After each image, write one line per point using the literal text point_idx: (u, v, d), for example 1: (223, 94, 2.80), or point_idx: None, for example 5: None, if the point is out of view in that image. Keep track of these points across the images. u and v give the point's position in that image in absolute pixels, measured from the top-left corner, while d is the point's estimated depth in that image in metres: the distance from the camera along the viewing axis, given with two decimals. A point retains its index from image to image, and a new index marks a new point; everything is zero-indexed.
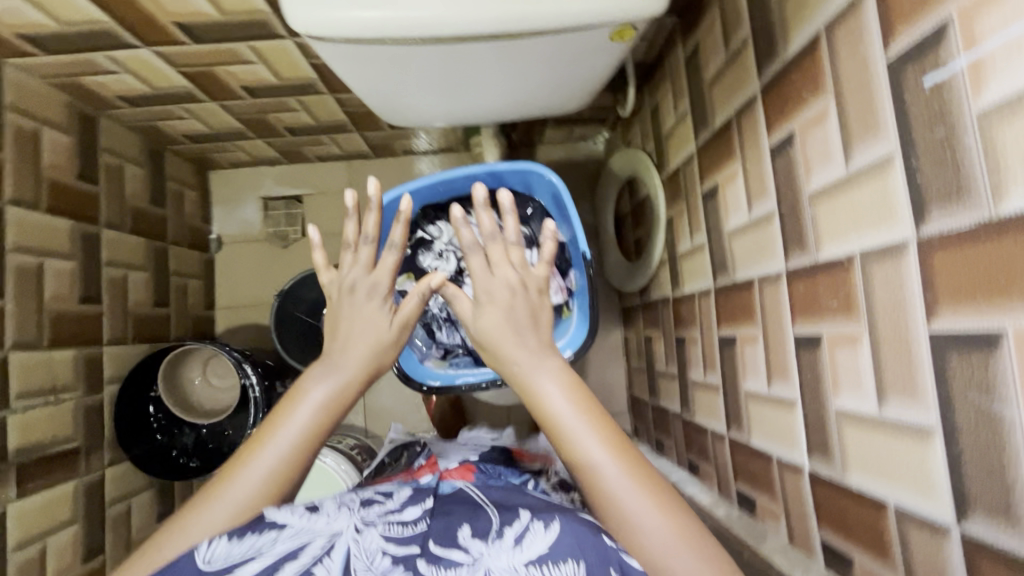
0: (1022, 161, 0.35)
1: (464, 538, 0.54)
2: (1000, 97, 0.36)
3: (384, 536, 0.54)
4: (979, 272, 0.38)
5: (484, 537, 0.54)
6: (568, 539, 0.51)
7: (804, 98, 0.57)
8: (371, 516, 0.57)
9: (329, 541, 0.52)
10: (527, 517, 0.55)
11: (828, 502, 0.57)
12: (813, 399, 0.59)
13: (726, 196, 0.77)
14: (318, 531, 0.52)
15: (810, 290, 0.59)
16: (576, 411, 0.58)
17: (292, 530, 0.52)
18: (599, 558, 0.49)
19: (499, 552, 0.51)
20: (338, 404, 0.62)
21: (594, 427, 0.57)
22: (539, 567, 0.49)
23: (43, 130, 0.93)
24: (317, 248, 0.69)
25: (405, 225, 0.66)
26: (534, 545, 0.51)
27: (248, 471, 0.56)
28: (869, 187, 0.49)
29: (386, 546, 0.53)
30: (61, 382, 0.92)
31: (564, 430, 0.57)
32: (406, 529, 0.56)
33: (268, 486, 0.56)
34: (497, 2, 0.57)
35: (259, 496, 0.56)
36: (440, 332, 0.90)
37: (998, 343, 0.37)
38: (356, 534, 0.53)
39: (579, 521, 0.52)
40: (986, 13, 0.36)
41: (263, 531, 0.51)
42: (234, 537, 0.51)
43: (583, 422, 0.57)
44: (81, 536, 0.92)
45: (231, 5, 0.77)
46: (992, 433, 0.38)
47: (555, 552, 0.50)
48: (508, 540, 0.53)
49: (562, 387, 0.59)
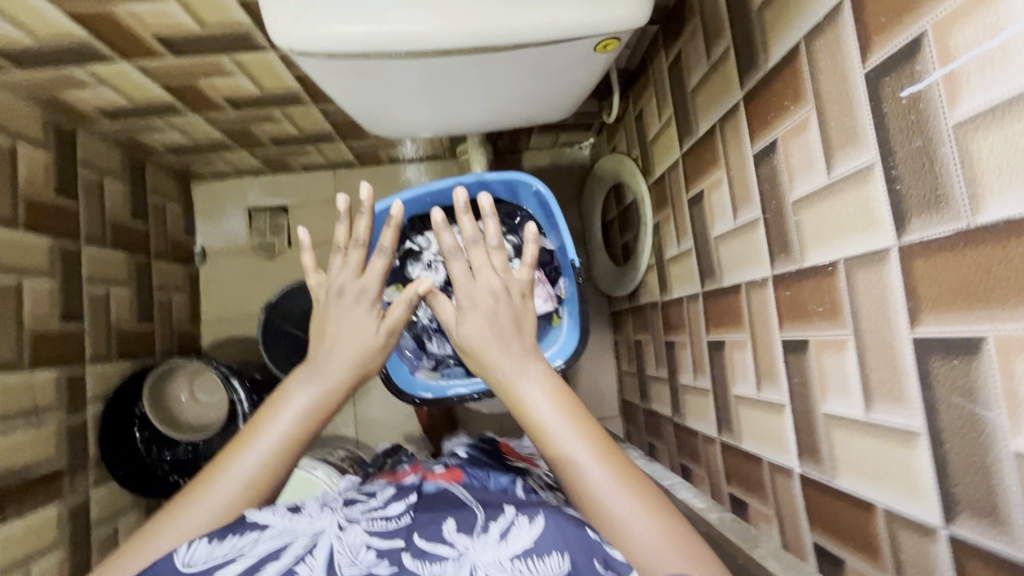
0: (998, 172, 0.36)
1: (449, 532, 0.54)
2: (975, 110, 0.37)
3: (368, 531, 0.55)
4: (959, 279, 0.39)
5: (469, 531, 0.54)
6: (554, 532, 0.51)
7: (786, 107, 0.58)
8: (354, 514, 0.59)
9: (312, 540, 0.53)
10: (512, 511, 0.55)
11: (819, 505, 0.58)
12: (802, 402, 0.60)
13: (711, 203, 0.78)
14: (300, 531, 0.53)
15: (796, 296, 0.59)
16: (558, 412, 0.57)
17: (274, 529, 0.53)
18: (584, 551, 0.50)
19: (484, 546, 0.51)
20: (320, 411, 0.60)
21: (581, 433, 0.56)
22: (524, 561, 0.49)
23: (19, 145, 0.91)
24: (306, 250, 0.68)
25: (394, 229, 0.66)
26: (519, 539, 0.51)
27: (225, 480, 0.55)
28: (851, 195, 0.50)
29: (370, 541, 0.54)
30: (43, 403, 0.90)
31: (547, 433, 0.56)
32: (391, 523, 0.57)
33: (246, 494, 0.55)
34: (482, 15, 0.57)
35: (235, 505, 0.55)
36: (430, 343, 0.90)
37: (980, 348, 0.38)
38: (339, 531, 0.54)
39: (562, 513, 0.53)
40: (959, 28, 0.37)
41: (244, 532, 0.52)
42: (214, 539, 0.51)
43: (567, 423, 0.56)
44: (66, 561, 0.90)
45: (213, 19, 0.76)
46: (976, 438, 0.39)
47: (540, 546, 0.50)
48: (493, 535, 0.52)
49: (543, 389, 0.58)
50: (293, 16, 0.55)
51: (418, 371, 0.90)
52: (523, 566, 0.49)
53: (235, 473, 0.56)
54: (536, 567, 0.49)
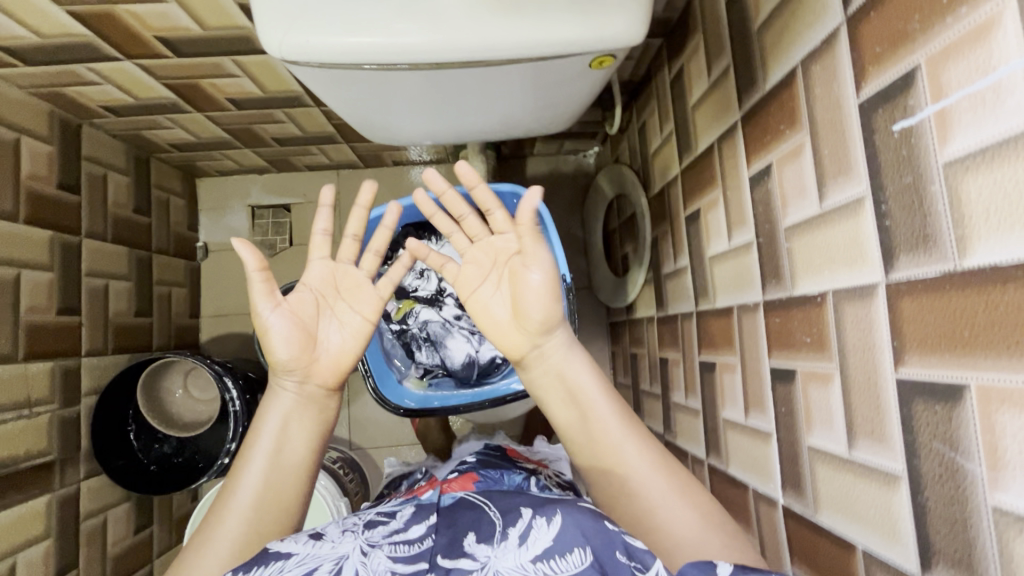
0: (986, 216, 0.35)
1: (470, 545, 0.48)
2: (966, 149, 0.36)
3: (391, 557, 0.48)
4: (945, 323, 0.38)
5: (490, 541, 0.48)
6: (572, 530, 0.46)
7: (781, 131, 0.57)
8: (376, 537, 0.52)
9: (336, 564, 0.46)
10: (529, 513, 0.50)
11: (801, 539, 0.57)
12: (787, 433, 0.59)
13: (708, 222, 0.77)
14: (324, 555, 0.47)
15: (785, 324, 0.58)
16: (599, 389, 0.59)
17: (298, 557, 0.47)
18: (605, 544, 0.44)
19: (505, 552, 0.46)
20: (291, 425, 0.60)
21: (608, 399, 0.59)
22: (547, 564, 0.44)
23: (23, 139, 0.92)
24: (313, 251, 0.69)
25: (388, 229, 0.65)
26: (539, 541, 0.46)
27: (232, 513, 0.54)
28: (841, 226, 0.48)
29: (394, 568, 0.47)
30: (36, 395, 0.91)
31: (588, 405, 0.58)
32: (413, 548, 0.50)
33: (259, 519, 0.55)
34: (475, 29, 0.56)
35: (251, 532, 0.54)
36: (419, 352, 0.93)
37: (961, 396, 0.37)
38: (363, 557, 0.48)
39: (581, 510, 0.48)
40: (953, 64, 0.36)
41: (269, 562, 0.46)
42: (239, 572, 0.45)
43: (597, 386, 0.59)
44: (54, 551, 0.91)
45: (214, 21, 0.76)
46: (956, 487, 0.38)
47: (561, 544, 0.45)
48: (513, 540, 0.47)
49: (586, 365, 0.60)
50: (285, 24, 0.55)
51: (406, 379, 0.92)
52: (549, 569, 0.44)
53: (233, 512, 0.54)
54: (558, 568, 0.43)
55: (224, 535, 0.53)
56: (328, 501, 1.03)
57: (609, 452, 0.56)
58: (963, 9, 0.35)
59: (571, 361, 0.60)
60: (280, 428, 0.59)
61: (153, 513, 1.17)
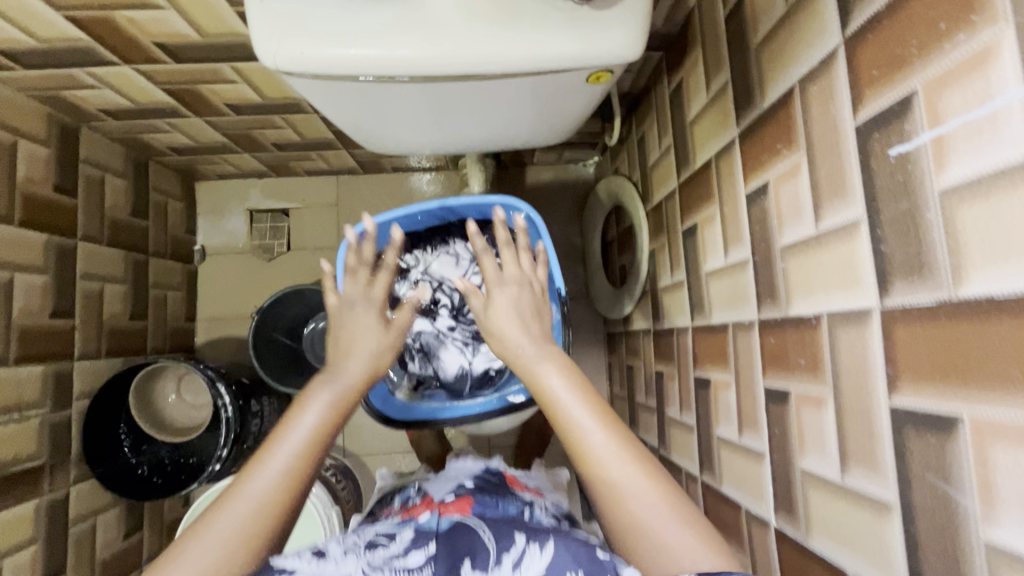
0: (981, 247, 0.34)
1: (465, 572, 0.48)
2: (963, 177, 0.35)
3: None
4: (939, 353, 0.38)
5: (483, 566, 0.48)
6: (565, 556, 0.47)
7: (778, 150, 0.56)
8: (375, 562, 0.51)
9: None
10: (523, 539, 0.50)
11: (793, 562, 0.56)
12: (780, 453, 0.58)
13: (705, 237, 0.76)
14: None
15: (779, 344, 0.58)
16: (579, 405, 0.56)
17: None
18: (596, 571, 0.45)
19: None
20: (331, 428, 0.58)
21: (588, 410, 0.56)
22: None
23: (21, 142, 0.92)
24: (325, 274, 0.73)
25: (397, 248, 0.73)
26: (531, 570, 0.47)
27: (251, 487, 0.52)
28: (836, 249, 0.48)
29: None
30: (27, 398, 0.90)
31: (561, 420, 0.56)
32: None
33: (277, 496, 0.52)
34: (471, 42, 0.56)
35: (269, 508, 0.52)
36: (412, 362, 0.92)
37: (954, 428, 0.37)
38: None
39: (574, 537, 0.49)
40: (951, 90, 0.36)
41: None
42: None
43: (577, 399, 0.57)
44: (41, 556, 0.90)
45: (213, 28, 0.76)
46: (947, 519, 0.38)
47: (553, 573, 0.46)
48: (506, 566, 0.48)
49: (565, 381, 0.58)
50: (280, 35, 0.55)
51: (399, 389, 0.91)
52: None
53: (230, 514, 0.51)
54: None
55: (213, 542, 0.49)
56: (319, 508, 1.01)
57: (597, 469, 0.53)
58: (961, 36, 0.35)
59: (553, 379, 0.59)
60: (320, 429, 0.57)
61: (143, 518, 1.16)
